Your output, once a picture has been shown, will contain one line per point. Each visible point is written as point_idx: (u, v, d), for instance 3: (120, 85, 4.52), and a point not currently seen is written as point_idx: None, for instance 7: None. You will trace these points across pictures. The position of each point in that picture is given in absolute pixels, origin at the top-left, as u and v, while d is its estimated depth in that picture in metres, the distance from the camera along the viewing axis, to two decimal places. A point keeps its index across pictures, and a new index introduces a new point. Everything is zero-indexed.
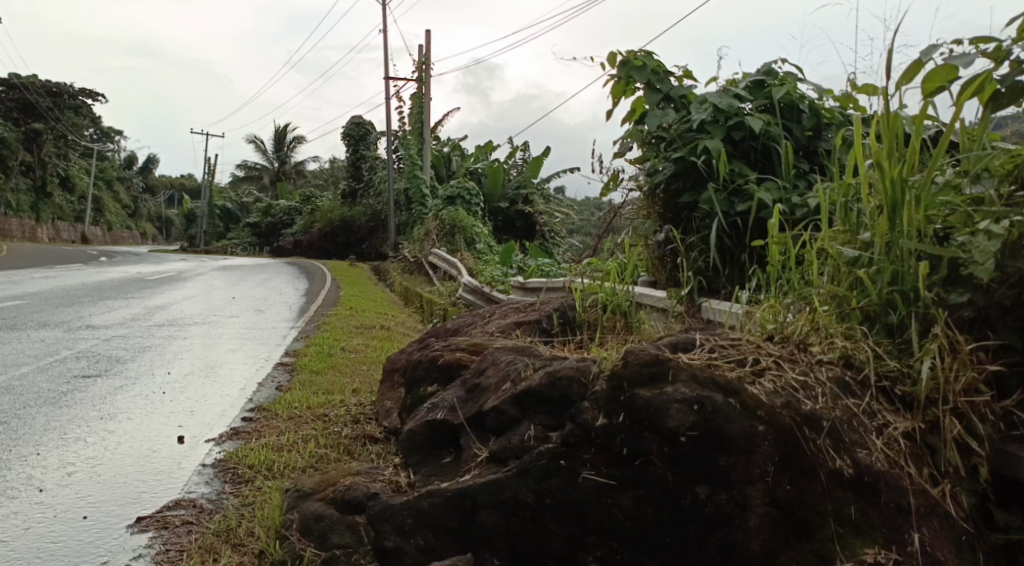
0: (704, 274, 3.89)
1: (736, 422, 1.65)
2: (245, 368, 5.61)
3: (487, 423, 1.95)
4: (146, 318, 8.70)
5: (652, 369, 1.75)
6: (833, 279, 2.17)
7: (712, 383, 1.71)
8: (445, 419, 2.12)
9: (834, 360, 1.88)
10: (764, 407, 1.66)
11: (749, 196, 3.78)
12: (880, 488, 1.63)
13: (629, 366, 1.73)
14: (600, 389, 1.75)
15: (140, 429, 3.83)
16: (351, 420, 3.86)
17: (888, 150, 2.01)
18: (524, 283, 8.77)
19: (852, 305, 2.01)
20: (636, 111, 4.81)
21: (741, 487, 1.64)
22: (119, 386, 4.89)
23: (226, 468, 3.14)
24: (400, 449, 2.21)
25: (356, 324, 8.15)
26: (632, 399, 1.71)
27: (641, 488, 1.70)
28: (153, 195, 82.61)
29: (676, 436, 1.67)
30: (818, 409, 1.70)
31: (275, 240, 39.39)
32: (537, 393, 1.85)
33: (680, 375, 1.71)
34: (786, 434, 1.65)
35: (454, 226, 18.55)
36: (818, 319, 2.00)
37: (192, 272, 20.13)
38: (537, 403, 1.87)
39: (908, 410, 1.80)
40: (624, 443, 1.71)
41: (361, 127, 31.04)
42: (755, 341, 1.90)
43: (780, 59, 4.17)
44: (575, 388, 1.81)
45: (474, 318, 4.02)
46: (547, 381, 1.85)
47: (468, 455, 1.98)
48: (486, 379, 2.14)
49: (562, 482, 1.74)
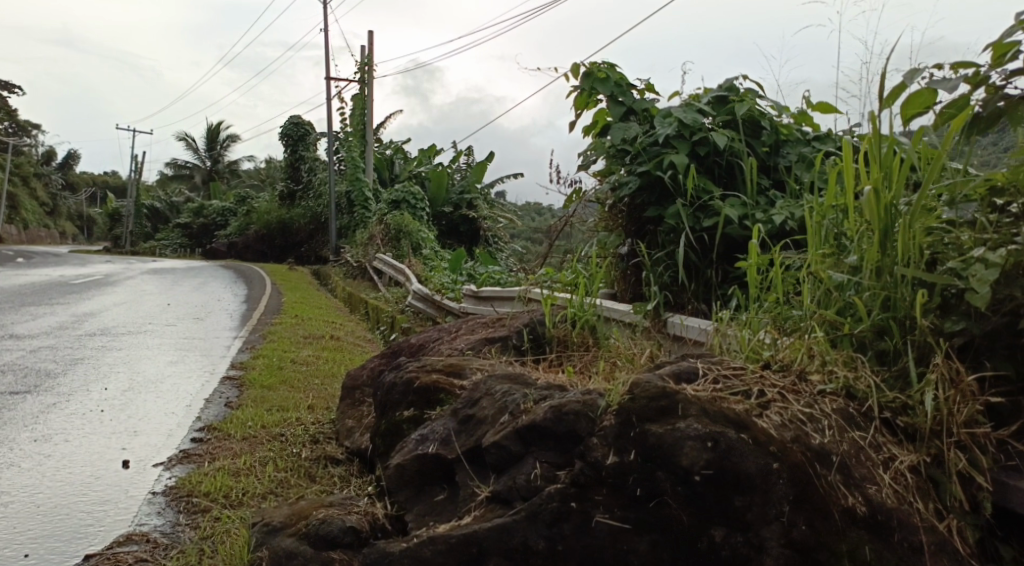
0: (670, 290, 3.84)
1: (750, 459, 1.61)
2: (188, 382, 5.37)
3: (487, 460, 1.89)
4: (75, 327, 8.28)
5: (660, 403, 1.72)
6: (822, 304, 2.16)
7: (722, 417, 1.68)
8: (437, 452, 2.08)
9: (836, 391, 1.86)
10: (776, 443, 1.64)
11: (715, 212, 3.75)
12: (893, 526, 1.61)
13: (637, 399, 1.71)
14: (609, 425, 1.71)
15: (78, 454, 3.59)
16: (310, 440, 3.73)
17: (879, 175, 2.00)
18: (477, 291, 8.72)
19: (846, 332, 2.00)
20: (598, 123, 4.80)
21: (757, 528, 1.60)
22: (52, 403, 4.61)
23: (178, 496, 2.97)
24: (389, 483, 2.15)
25: (303, 333, 7.93)
26: (644, 436, 1.67)
27: (656, 531, 1.66)
28: (77, 193, 79.55)
29: (690, 475, 1.63)
30: (827, 443, 1.69)
31: (209, 241, 38.32)
32: (541, 429, 1.81)
33: (690, 409, 1.68)
34: (799, 471, 1.62)
35: (399, 230, 18.34)
36: (815, 347, 1.98)
37: (122, 275, 19.38)
38: (541, 439, 1.81)
39: (911, 442, 1.80)
40: (637, 483, 1.67)
41: (301, 128, 30.44)
42: (756, 371, 1.87)
43: (741, 75, 4.18)
44: (583, 423, 1.77)
45: (439, 336, 3.94)
46: (553, 415, 1.80)
47: (467, 493, 1.92)
48: (480, 410, 2.12)
49: (575, 526, 1.68)
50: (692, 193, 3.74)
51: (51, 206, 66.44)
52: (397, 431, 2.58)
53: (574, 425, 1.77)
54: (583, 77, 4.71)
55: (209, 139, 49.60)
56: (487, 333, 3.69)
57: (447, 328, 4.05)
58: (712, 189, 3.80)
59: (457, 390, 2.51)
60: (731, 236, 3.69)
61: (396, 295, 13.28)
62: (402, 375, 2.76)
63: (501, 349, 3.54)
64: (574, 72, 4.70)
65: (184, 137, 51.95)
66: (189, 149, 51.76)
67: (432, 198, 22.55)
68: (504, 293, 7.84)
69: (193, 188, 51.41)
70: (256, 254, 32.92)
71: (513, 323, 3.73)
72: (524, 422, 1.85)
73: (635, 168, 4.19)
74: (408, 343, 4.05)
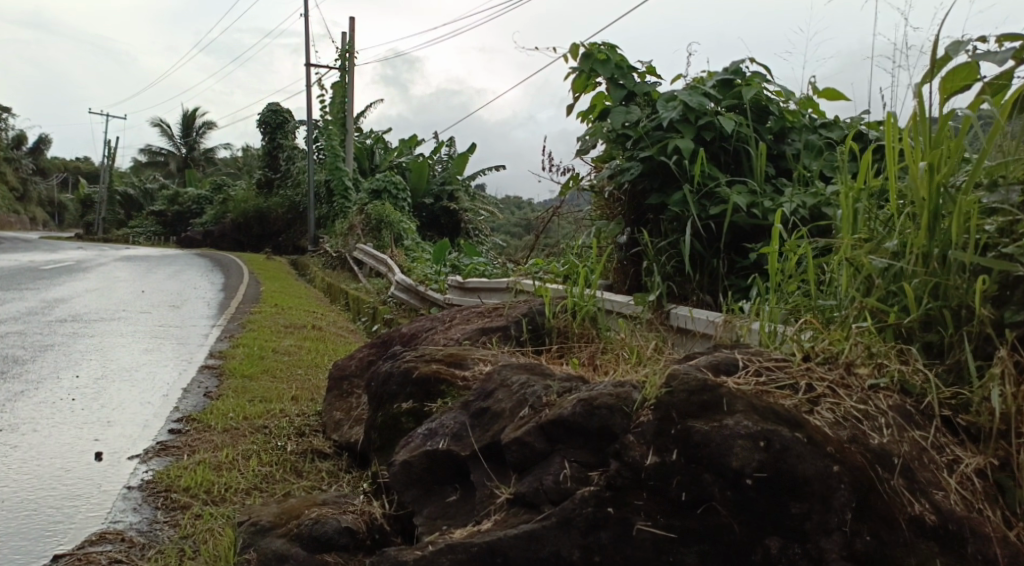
0: (673, 280, 3.75)
1: (809, 461, 1.51)
2: (165, 371, 5.16)
3: (509, 458, 1.78)
4: (46, 313, 7.99)
5: (701, 398, 1.63)
6: (864, 291, 2.08)
7: (774, 415, 1.58)
8: (448, 448, 1.94)
9: (889, 387, 1.79)
10: (833, 444, 1.55)
11: (722, 199, 3.64)
12: (965, 537, 1.52)
13: (677, 396, 1.61)
14: (648, 421, 1.61)
15: (47, 444, 3.38)
16: (296, 433, 3.56)
17: (929, 148, 1.91)
18: (464, 282, 8.59)
19: (892, 322, 1.93)
20: (597, 106, 4.68)
21: (816, 539, 1.49)
22: (19, 391, 4.38)
23: (156, 491, 2.78)
24: (393, 482, 1.99)
25: (285, 323, 7.72)
26: (687, 434, 1.56)
27: (704, 542, 1.53)
28: (48, 179, 78.15)
29: (740, 478, 1.52)
30: (887, 444, 1.61)
31: (184, 230, 37.74)
32: (570, 424, 1.71)
33: (737, 405, 1.59)
34: (861, 473, 1.53)
35: (380, 221, 18.10)
36: (867, 341, 1.90)
37: (94, 262, 18.95)
38: (569, 436, 1.72)
39: (974, 442, 1.73)
40: (682, 487, 1.55)
41: (279, 115, 29.96)
42: (804, 364, 1.80)
43: (747, 59, 4.07)
44: (618, 418, 1.67)
45: (432, 325, 3.79)
46: (583, 411, 1.71)
47: (485, 495, 1.78)
48: (496, 404, 1.99)
49: (613, 535, 1.55)
50: (699, 179, 3.63)
51: (22, 191, 65.09)
52: (394, 424, 2.42)
53: (608, 421, 1.67)
54: (582, 58, 4.57)
55: (185, 125, 48.82)
56: (484, 322, 3.54)
57: (440, 317, 3.89)
58: (717, 176, 3.69)
59: (459, 381, 2.38)
60: (740, 225, 3.61)
61: (378, 286, 13.09)
62: (401, 363, 2.62)
63: (499, 339, 3.40)
64: (573, 53, 4.56)
65: (159, 123, 51.07)
66: (165, 135, 50.90)
67: (413, 189, 22.33)
68: (492, 285, 7.71)
69: (168, 174, 50.60)
70: (233, 243, 32.44)
71: (511, 313, 3.59)
72: (551, 418, 1.74)
73: (637, 153, 4.07)
74: (400, 332, 3.89)
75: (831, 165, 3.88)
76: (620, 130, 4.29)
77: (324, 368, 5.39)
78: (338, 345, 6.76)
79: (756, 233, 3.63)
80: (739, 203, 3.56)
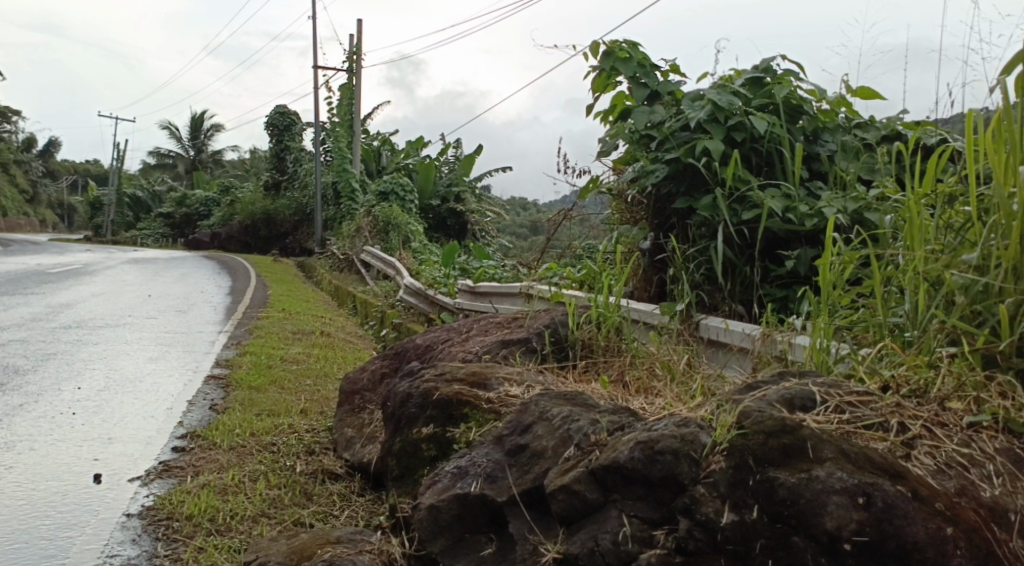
0: (704, 289, 3.56)
1: (916, 524, 1.35)
2: (169, 382, 4.99)
3: (554, 508, 1.66)
4: (50, 319, 7.84)
5: (781, 441, 1.50)
6: (945, 309, 1.94)
7: (870, 465, 1.44)
8: (480, 491, 1.81)
9: (989, 425, 1.64)
10: (942, 500, 1.39)
11: (756, 204, 3.46)
12: None
13: (754, 440, 1.50)
14: (722, 470, 1.50)
15: (44, 465, 3.21)
16: (305, 452, 3.39)
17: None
18: (474, 287, 8.40)
19: (980, 346, 1.77)
20: (617, 106, 4.50)
21: None
22: (18, 404, 4.21)
23: (157, 519, 2.60)
24: (418, 527, 1.86)
25: (293, 329, 7.55)
26: (772, 487, 1.44)
27: None
28: (56, 181, 78.49)
29: (837, 541, 1.37)
30: (1000, 496, 1.46)
31: (191, 231, 37.70)
32: (627, 471, 1.58)
33: (826, 453, 1.46)
34: (975, 535, 1.37)
35: (388, 223, 17.94)
36: (963, 374, 1.75)
37: (101, 265, 18.84)
38: (626, 482, 1.59)
39: None
40: (765, 551, 1.41)
41: (286, 117, 29.88)
42: (894, 400, 1.68)
43: (778, 55, 3.87)
44: (683, 466, 1.54)
45: (448, 336, 3.60)
46: (642, 456, 1.58)
47: (528, 545, 1.68)
48: (535, 440, 1.86)
49: None
50: (731, 183, 3.45)
51: (30, 193, 65.21)
52: (413, 450, 2.24)
53: (671, 468, 1.54)
54: (602, 56, 4.38)
55: (192, 127, 48.80)
56: (504, 334, 3.35)
57: (455, 327, 3.71)
58: (749, 180, 3.51)
59: (483, 404, 2.21)
60: (774, 232, 3.44)
61: (386, 289, 12.93)
62: (420, 381, 2.44)
63: (520, 352, 3.21)
64: (593, 51, 4.36)
65: (167, 125, 51.07)
66: (172, 138, 50.89)
67: (420, 191, 22.16)
68: (503, 290, 7.53)
69: (176, 177, 50.59)
70: (240, 246, 32.32)
71: (532, 324, 3.39)
72: (604, 463, 1.63)
73: (662, 155, 3.89)
74: (414, 343, 3.70)
75: (868, 168, 3.68)
76: (643, 131, 4.11)
77: (334, 378, 5.21)
78: (348, 352, 6.58)
79: (790, 240, 3.45)
80: (775, 208, 3.37)
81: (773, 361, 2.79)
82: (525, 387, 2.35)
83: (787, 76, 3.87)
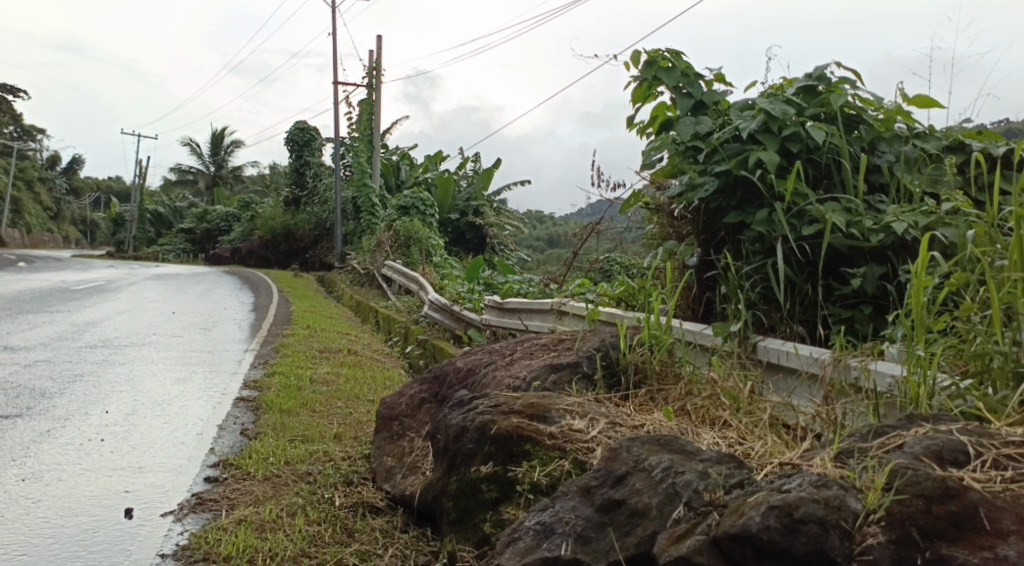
0: (761, 308, 3.36)
1: None
2: (197, 405, 4.86)
3: None
4: (76, 337, 7.77)
5: (951, 510, 1.42)
6: None
7: None
8: (572, 553, 1.67)
9: None
10: None
11: (817, 219, 3.25)
12: None
13: (921, 509, 1.42)
14: (885, 542, 1.40)
15: (72, 498, 3.06)
16: (343, 482, 3.23)
17: None
18: (501, 301, 8.24)
19: None
20: (659, 117, 4.31)
21: None
22: (44, 431, 4.08)
23: (193, 560, 2.45)
24: None
25: (319, 347, 7.41)
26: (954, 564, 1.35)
27: None
28: (78, 198, 79.45)
29: None
30: None
31: (211, 247, 37.86)
32: (762, 544, 1.44)
33: (1009, 525, 1.37)
34: None
35: (409, 238, 17.84)
36: None
37: (124, 282, 18.85)
38: (759, 554, 1.45)
39: None
40: None
41: (307, 132, 30.08)
42: None
43: (833, 63, 3.67)
44: (833, 537, 1.41)
45: (491, 360, 3.43)
46: (781, 527, 1.43)
47: None
48: (633, 496, 1.71)
49: None
50: (790, 197, 3.24)
51: (53, 209, 65.95)
52: (471, 491, 2.07)
53: (818, 540, 1.40)
54: (644, 65, 4.19)
55: (212, 144, 49.20)
56: (550, 357, 3.18)
57: (497, 350, 3.54)
58: (808, 193, 3.32)
59: (546, 438, 2.04)
60: (836, 248, 3.24)
61: (409, 304, 12.80)
62: (472, 411, 2.27)
63: (569, 377, 3.03)
64: (635, 60, 4.18)
65: (187, 141, 51.55)
66: (193, 154, 51.33)
67: (440, 205, 22.08)
68: (533, 306, 7.36)
69: (196, 193, 50.96)
70: (260, 260, 32.40)
71: (580, 346, 3.22)
72: (731, 531, 1.47)
73: (711, 168, 3.70)
74: (454, 366, 3.55)
75: (932, 180, 3.48)
76: (689, 142, 3.90)
77: (366, 401, 5.06)
78: (377, 371, 6.43)
79: (854, 256, 3.23)
80: (838, 222, 3.16)
81: (848, 389, 2.56)
82: (587, 419, 2.18)
83: (843, 84, 3.66)
